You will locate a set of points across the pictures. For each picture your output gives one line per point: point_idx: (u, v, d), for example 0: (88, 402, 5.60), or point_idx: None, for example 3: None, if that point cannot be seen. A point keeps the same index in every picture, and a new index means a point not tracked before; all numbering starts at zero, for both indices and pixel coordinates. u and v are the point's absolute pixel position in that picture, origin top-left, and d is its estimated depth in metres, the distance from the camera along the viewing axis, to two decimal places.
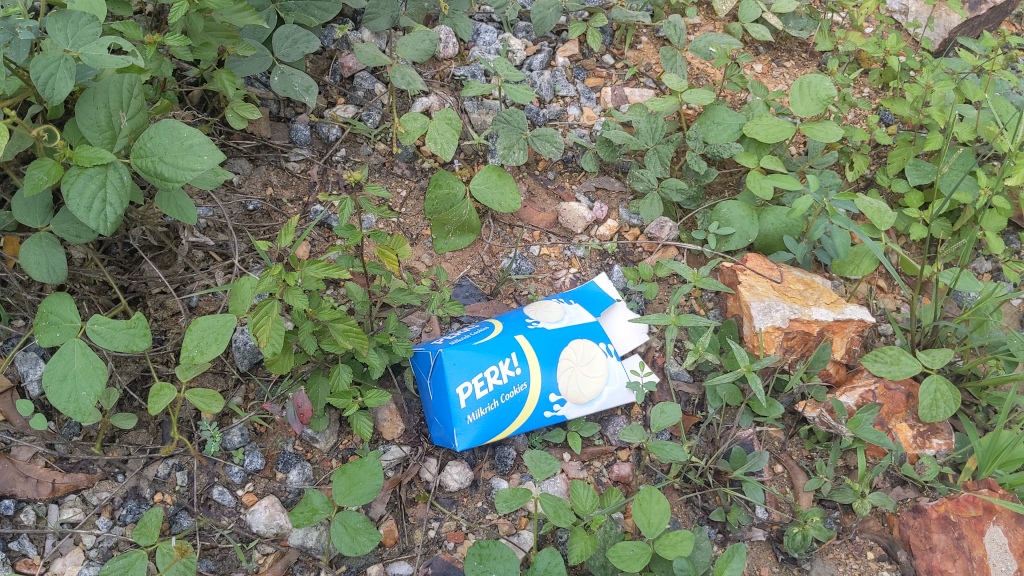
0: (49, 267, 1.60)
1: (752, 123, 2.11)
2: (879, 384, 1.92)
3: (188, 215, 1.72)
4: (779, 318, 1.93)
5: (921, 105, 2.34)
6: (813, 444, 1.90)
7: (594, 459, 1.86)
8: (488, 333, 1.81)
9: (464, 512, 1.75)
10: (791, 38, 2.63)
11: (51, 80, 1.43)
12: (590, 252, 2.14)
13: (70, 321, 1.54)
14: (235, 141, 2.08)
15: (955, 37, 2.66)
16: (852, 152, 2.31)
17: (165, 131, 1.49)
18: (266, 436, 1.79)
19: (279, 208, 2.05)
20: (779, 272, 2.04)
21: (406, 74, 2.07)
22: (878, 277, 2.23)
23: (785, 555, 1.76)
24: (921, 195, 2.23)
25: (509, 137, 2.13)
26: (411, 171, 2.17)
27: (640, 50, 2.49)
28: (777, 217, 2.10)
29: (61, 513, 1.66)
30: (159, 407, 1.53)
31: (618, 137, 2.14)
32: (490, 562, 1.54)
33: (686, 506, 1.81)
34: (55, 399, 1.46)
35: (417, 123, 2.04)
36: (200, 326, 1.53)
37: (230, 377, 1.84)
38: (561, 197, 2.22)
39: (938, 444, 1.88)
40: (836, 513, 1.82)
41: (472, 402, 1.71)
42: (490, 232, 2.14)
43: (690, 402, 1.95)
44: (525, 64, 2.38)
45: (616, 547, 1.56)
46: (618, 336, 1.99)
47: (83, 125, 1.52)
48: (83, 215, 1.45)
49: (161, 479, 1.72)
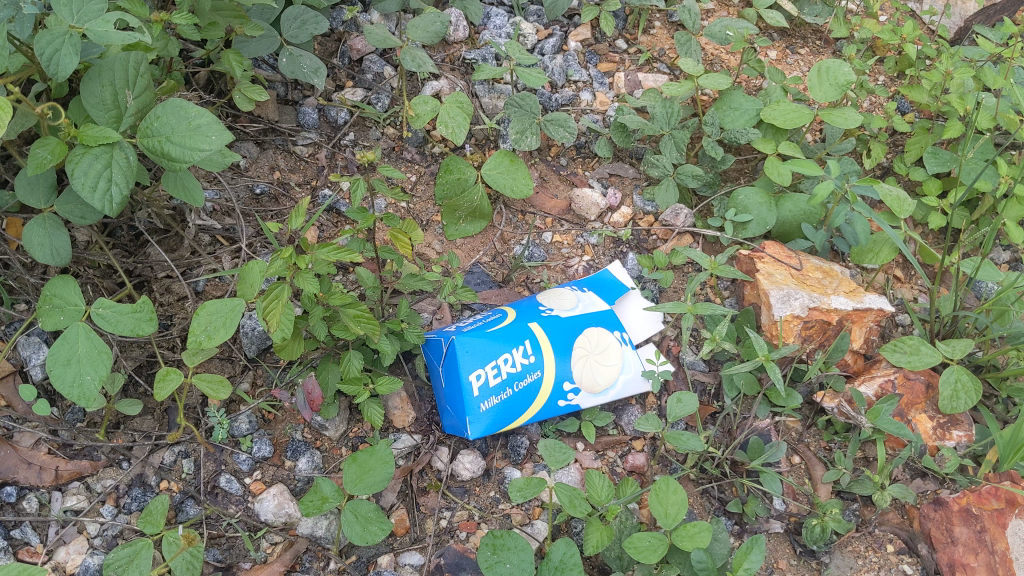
0: (52, 249, 1.56)
1: (768, 108, 2.07)
2: (899, 374, 1.89)
3: (196, 197, 1.68)
4: (798, 307, 1.88)
5: (940, 93, 2.30)
6: (830, 435, 1.86)
7: (608, 449, 1.82)
8: (502, 320, 1.78)
9: (476, 501, 1.71)
10: (806, 24, 2.59)
11: (55, 57, 1.38)
12: (603, 239, 2.10)
13: (75, 304, 1.51)
14: (242, 124, 2.04)
15: (971, 25, 2.62)
16: (869, 139, 2.27)
17: (172, 110, 1.45)
18: (274, 423, 1.75)
19: (287, 192, 2.02)
20: (798, 260, 2.00)
21: (416, 56, 2.03)
22: (895, 266, 2.19)
23: (803, 548, 1.72)
24: (939, 184, 2.21)
25: (522, 121, 2.09)
26: (420, 156, 2.14)
27: (653, 35, 2.45)
28: (796, 204, 2.04)
29: (65, 501, 1.62)
30: (165, 393, 1.50)
31: (633, 122, 2.10)
32: (504, 552, 1.51)
33: (702, 497, 1.77)
34: (58, 384, 1.42)
35: (428, 107, 2.01)
36: (208, 310, 1.49)
37: (237, 363, 1.80)
38: (574, 182, 2.18)
39: (959, 435, 1.84)
40: (855, 505, 1.78)
41: (485, 390, 1.67)
42: (502, 218, 2.11)
43: (706, 391, 1.91)
44: (536, 48, 2.33)
45: (632, 538, 1.53)
46: (633, 325, 1.95)
47: (88, 103, 1.47)
48: (88, 195, 1.42)
49: (167, 467, 1.68)
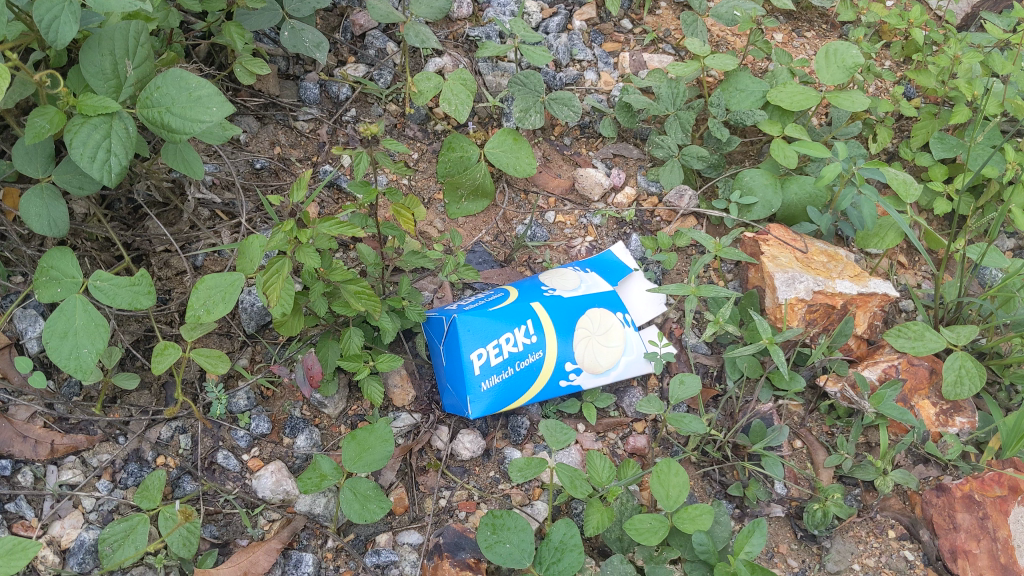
0: (50, 220, 1.54)
1: (775, 90, 2.05)
2: (902, 359, 1.87)
3: (196, 170, 1.65)
4: (803, 290, 1.86)
5: (947, 78, 2.30)
6: (833, 420, 1.84)
7: (609, 430, 1.81)
8: (504, 300, 1.76)
9: (476, 481, 1.70)
10: (812, 8, 2.56)
11: (54, 24, 1.36)
12: (606, 220, 2.08)
13: (72, 276, 1.49)
14: (242, 98, 2.00)
15: (978, 11, 2.60)
16: (876, 124, 2.25)
17: (173, 80, 1.42)
18: (272, 400, 1.74)
19: (287, 167, 2.00)
20: (803, 242, 1.98)
21: (420, 31, 2.00)
22: (899, 252, 2.17)
23: (804, 532, 1.71)
24: (945, 169, 2.20)
25: (526, 100, 2.08)
26: (423, 134, 2.11)
27: (659, 16, 2.42)
28: (801, 187, 2.01)
29: (60, 475, 1.60)
30: (163, 367, 1.49)
31: (638, 101, 2.08)
32: (504, 532, 1.50)
33: (703, 480, 1.77)
34: (55, 356, 1.41)
35: (431, 84, 1.98)
36: (207, 284, 1.48)
37: (236, 339, 1.77)
38: (578, 163, 2.16)
39: (962, 422, 1.82)
40: (856, 490, 1.77)
41: (486, 369, 1.66)
42: (505, 197, 2.09)
43: (708, 373, 1.89)
44: (541, 27, 2.30)
45: (632, 519, 1.52)
46: (635, 307, 1.94)
47: (87, 72, 1.45)
48: (86, 165, 1.40)
49: (164, 442, 1.66)
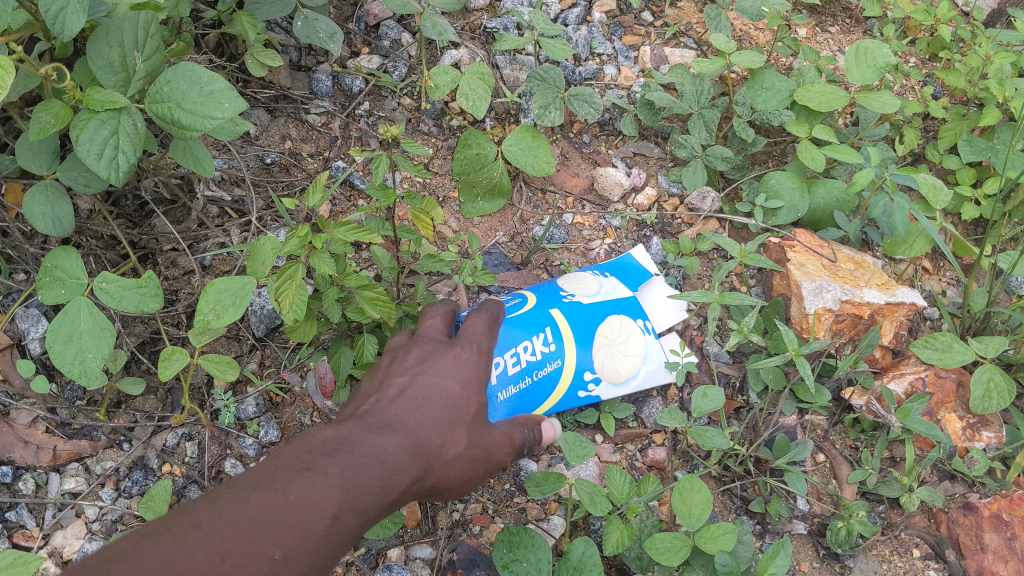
0: (54, 219, 1.47)
1: (803, 89, 1.99)
2: (930, 372, 1.82)
3: (206, 167, 1.58)
4: (830, 300, 1.80)
5: (977, 78, 2.23)
6: (857, 434, 1.80)
7: (627, 442, 1.78)
8: (522, 306, 1.69)
9: (490, 493, 1.65)
10: (836, 1, 2.49)
11: (61, 14, 1.29)
12: (626, 222, 2.03)
13: (76, 278, 1.43)
14: (252, 89, 1.95)
15: (1006, 7, 2.54)
16: (903, 125, 2.19)
17: (183, 74, 1.36)
18: (281, 407, 1.68)
19: (298, 163, 1.94)
20: (830, 249, 1.93)
21: (436, 24, 1.90)
22: (924, 257, 2.11)
23: (826, 550, 1.66)
24: (973, 173, 2.14)
25: (545, 95, 2.00)
26: (438, 129, 2.05)
27: (681, 8, 2.35)
28: (828, 191, 1.95)
29: (63, 483, 1.55)
30: (170, 373, 1.43)
31: (661, 99, 2.01)
32: (520, 550, 1.45)
33: (724, 495, 1.72)
34: (59, 362, 1.35)
35: (447, 78, 1.90)
36: (218, 288, 1.41)
37: (245, 342, 1.72)
38: (597, 161, 2.10)
39: (988, 437, 1.77)
40: (880, 507, 1.72)
41: (503, 378, 1.57)
42: (522, 197, 2.03)
43: (730, 384, 1.85)
44: (560, 18, 2.23)
45: (653, 538, 1.46)
46: (655, 313, 1.88)
47: (95, 65, 1.38)
48: (93, 162, 1.33)
49: (170, 449, 1.61)
